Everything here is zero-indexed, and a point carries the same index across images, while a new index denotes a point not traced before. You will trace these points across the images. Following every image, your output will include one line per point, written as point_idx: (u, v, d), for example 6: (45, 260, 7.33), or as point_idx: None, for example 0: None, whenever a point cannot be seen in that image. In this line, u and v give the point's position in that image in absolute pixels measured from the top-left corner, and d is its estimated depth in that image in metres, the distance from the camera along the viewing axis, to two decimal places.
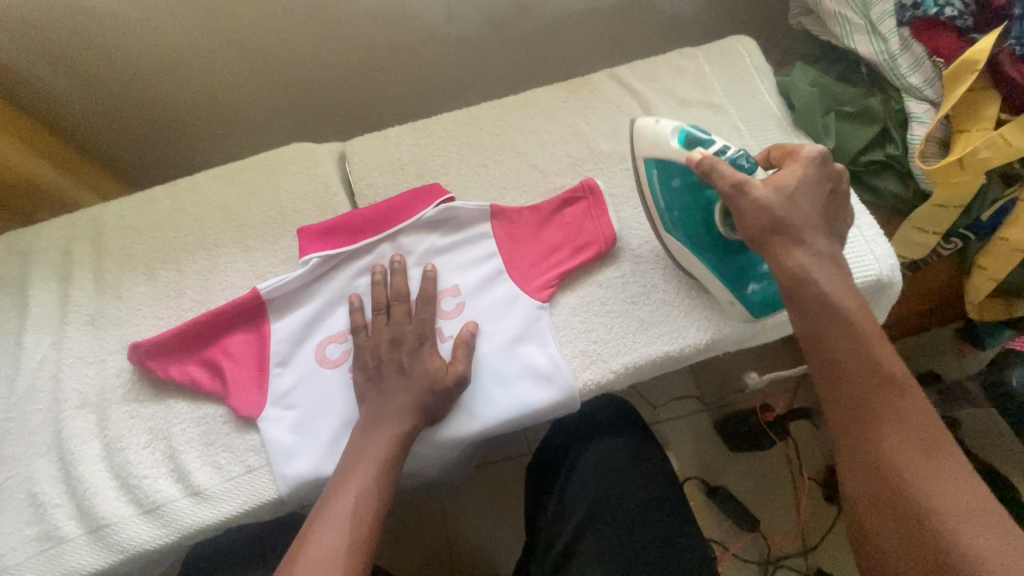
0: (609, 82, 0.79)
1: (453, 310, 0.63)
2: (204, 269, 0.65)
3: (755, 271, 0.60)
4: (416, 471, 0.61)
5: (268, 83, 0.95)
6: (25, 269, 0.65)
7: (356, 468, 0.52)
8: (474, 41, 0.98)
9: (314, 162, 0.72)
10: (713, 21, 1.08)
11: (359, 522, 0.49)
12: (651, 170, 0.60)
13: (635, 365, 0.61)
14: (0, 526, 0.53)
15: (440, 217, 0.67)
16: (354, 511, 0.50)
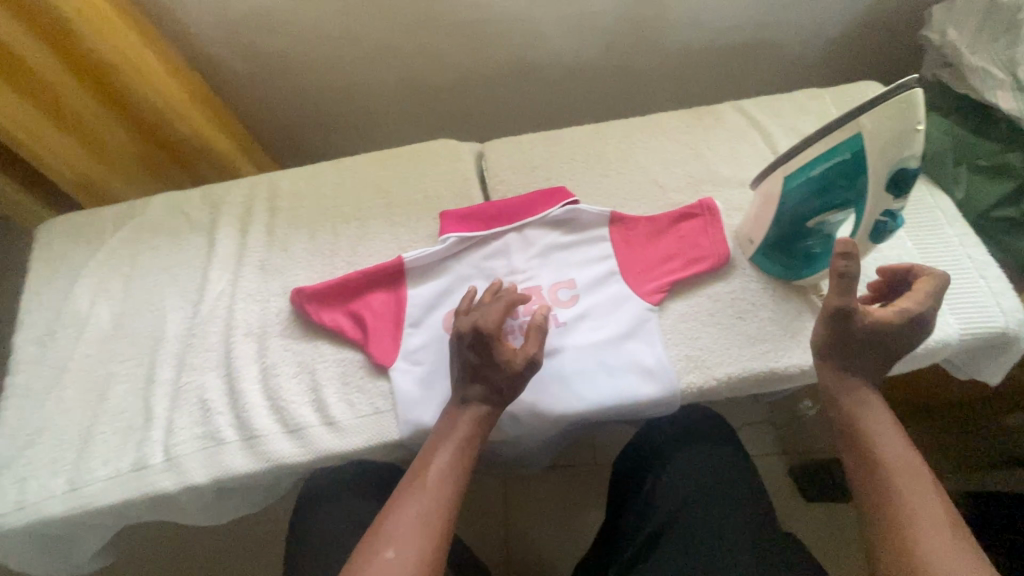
0: (733, 112, 0.83)
1: (568, 301, 0.69)
2: (356, 236, 0.74)
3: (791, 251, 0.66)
4: (513, 442, 0.67)
5: (410, 87, 1.08)
6: (213, 216, 0.77)
7: (448, 446, 0.55)
8: (600, 65, 1.06)
9: (457, 156, 0.80)
10: (836, 66, 1.10)
11: (441, 486, 0.53)
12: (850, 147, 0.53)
13: (737, 377, 0.64)
14: (175, 422, 0.63)
15: (564, 217, 0.73)
16: (438, 477, 0.54)
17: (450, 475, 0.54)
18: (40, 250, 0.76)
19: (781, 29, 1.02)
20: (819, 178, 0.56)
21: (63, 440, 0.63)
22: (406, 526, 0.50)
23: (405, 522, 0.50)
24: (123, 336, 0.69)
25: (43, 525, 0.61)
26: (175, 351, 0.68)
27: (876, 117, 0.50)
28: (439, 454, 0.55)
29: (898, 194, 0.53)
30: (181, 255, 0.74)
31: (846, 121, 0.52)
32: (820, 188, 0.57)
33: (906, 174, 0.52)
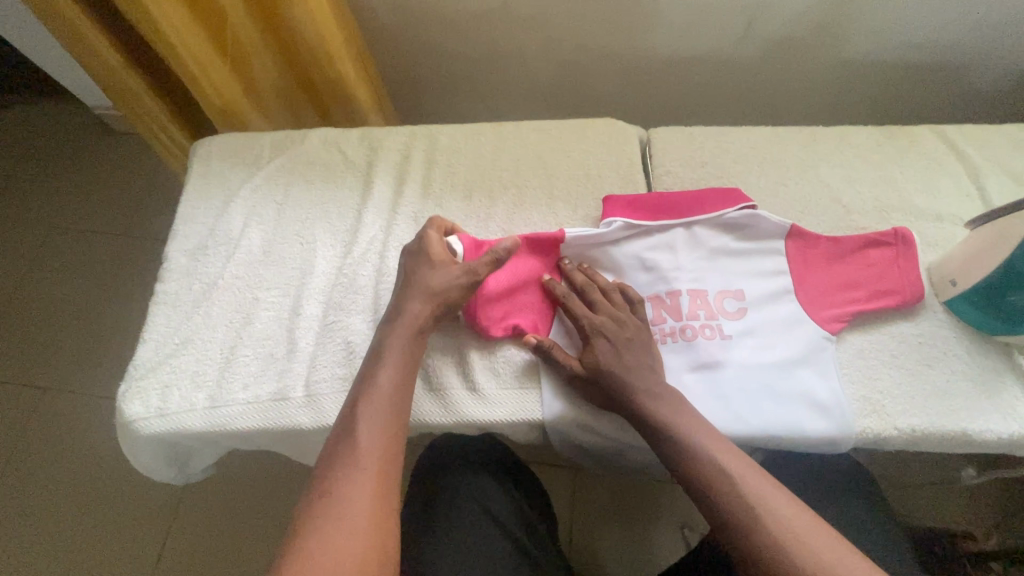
0: (930, 137, 0.75)
1: (735, 313, 0.63)
2: (512, 204, 0.71)
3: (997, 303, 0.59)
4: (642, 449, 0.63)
5: (557, 59, 1.04)
6: (369, 159, 0.75)
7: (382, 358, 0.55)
8: (761, 66, 0.99)
9: (624, 138, 0.76)
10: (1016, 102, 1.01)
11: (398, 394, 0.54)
12: None
13: (923, 431, 0.57)
14: (318, 359, 0.62)
15: (739, 221, 0.67)
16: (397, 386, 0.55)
17: (398, 392, 0.54)
18: (198, 166, 0.76)
19: (974, 55, 0.93)
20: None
21: (207, 357, 0.63)
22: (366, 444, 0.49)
23: (364, 437, 0.49)
24: (272, 264, 0.68)
25: (179, 437, 0.60)
26: (322, 288, 0.66)
27: None
28: (384, 370, 0.55)
29: None
30: (335, 192, 0.73)
31: None
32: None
33: None
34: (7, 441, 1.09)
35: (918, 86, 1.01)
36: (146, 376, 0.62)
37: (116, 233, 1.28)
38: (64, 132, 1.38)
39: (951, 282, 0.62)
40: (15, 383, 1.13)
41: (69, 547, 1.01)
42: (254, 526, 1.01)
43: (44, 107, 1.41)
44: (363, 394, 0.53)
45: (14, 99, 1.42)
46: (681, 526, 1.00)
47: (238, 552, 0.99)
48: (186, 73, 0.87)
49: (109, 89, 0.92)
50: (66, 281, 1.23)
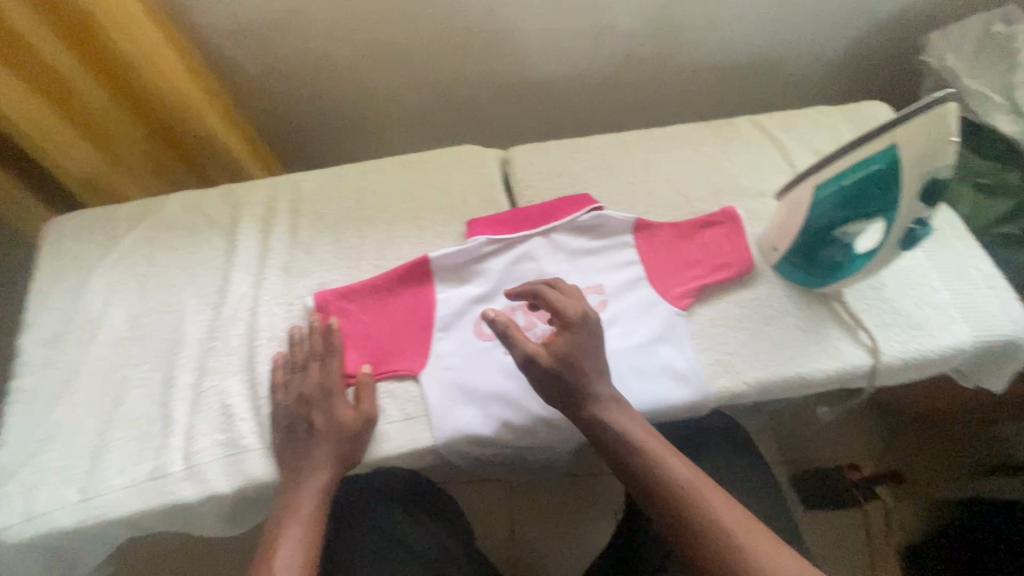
0: (750, 126, 0.85)
1: (598, 306, 0.69)
2: (381, 240, 0.73)
3: (811, 260, 0.68)
4: (530, 450, 0.65)
5: (424, 94, 1.07)
6: (234, 217, 0.75)
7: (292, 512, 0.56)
8: (614, 79, 1.08)
9: (482, 161, 0.80)
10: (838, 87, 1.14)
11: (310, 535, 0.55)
12: (882, 156, 0.55)
13: (767, 381, 0.65)
14: (196, 428, 0.61)
15: (590, 223, 0.73)
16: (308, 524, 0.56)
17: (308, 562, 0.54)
18: (47, 249, 0.72)
19: (787, 49, 1.05)
20: (852, 185, 0.58)
21: (73, 448, 0.60)
22: None
23: None
24: (138, 340, 0.66)
25: (51, 538, 0.57)
26: (195, 354, 0.65)
27: (908, 130, 0.53)
28: (293, 514, 0.56)
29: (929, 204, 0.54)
30: (200, 256, 0.72)
31: (880, 134, 0.55)
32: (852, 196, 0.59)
33: (936, 186, 0.53)
34: None
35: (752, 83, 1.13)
36: (7, 482, 0.58)
37: None
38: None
39: (774, 249, 0.70)
40: None
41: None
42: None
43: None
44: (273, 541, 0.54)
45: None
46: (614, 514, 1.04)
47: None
48: (32, 149, 0.83)
49: None
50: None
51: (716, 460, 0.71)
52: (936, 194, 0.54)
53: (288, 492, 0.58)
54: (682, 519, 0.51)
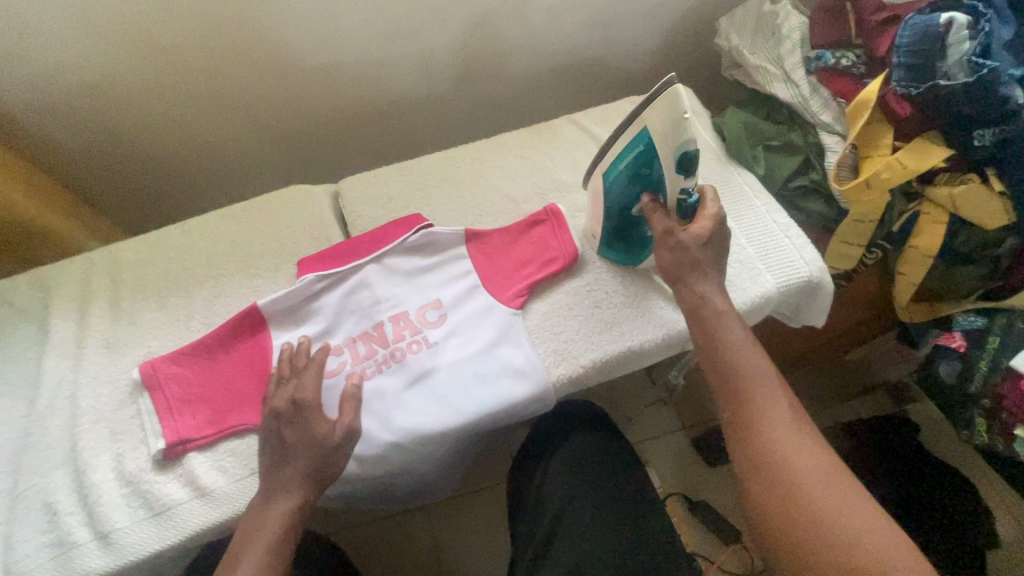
0: (569, 125, 0.91)
1: (437, 321, 0.70)
2: (211, 295, 0.72)
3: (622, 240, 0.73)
4: (389, 476, 0.66)
5: (263, 138, 1.05)
6: (45, 300, 0.71)
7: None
8: (454, 98, 1.10)
9: (311, 198, 0.80)
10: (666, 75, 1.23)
11: None
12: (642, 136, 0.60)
13: (602, 360, 0.69)
14: (16, 535, 0.57)
15: (420, 242, 0.75)
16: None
17: None
18: None
19: (609, 48, 1.12)
20: (630, 169, 0.64)
21: None
22: None
23: None
24: None
25: None
26: (9, 455, 0.61)
27: (658, 113, 0.58)
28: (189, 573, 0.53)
29: (686, 173, 0.61)
30: (9, 348, 0.67)
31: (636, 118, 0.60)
32: (634, 179, 0.64)
33: (689, 156, 0.59)
34: None
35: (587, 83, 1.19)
36: None
37: None
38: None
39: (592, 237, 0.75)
40: None
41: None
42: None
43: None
44: None
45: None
46: None
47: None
48: None
49: None
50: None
51: (584, 435, 0.73)
52: (690, 163, 0.60)
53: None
54: (767, 422, 0.52)
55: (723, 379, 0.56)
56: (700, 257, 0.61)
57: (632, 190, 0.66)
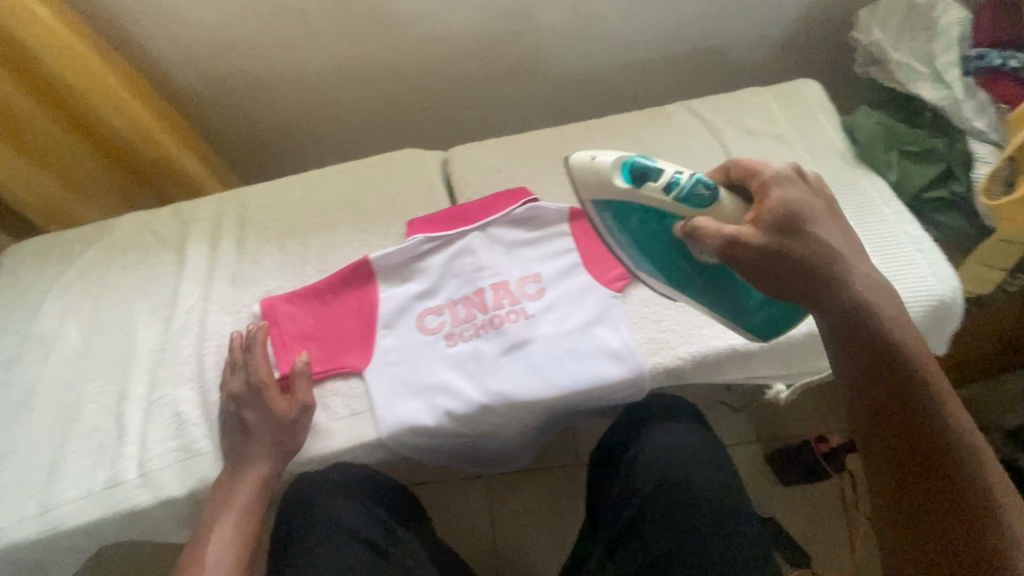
0: (684, 112, 0.87)
1: (535, 293, 0.71)
2: (326, 245, 0.76)
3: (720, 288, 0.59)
4: (476, 437, 0.67)
5: (374, 103, 1.09)
6: (183, 232, 0.77)
7: (228, 504, 0.60)
8: (561, 77, 1.09)
9: (423, 164, 0.83)
10: (787, 69, 1.15)
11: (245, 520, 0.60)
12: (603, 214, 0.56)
13: (701, 355, 0.67)
14: (149, 436, 0.63)
15: (526, 215, 0.75)
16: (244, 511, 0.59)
17: (241, 544, 0.59)
18: (4, 276, 0.75)
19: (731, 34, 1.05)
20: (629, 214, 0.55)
21: (33, 464, 0.62)
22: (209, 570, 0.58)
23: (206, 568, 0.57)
24: (93, 356, 0.69)
25: (14, 551, 0.59)
26: (147, 366, 0.67)
27: (596, 196, 0.55)
28: (234, 496, 0.59)
29: (666, 190, 0.53)
30: (150, 271, 0.74)
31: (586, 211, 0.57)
32: (647, 228, 0.56)
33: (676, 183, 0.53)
34: None
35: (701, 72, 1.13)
36: None
37: None
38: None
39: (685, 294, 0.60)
40: None
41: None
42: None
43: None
44: (213, 523, 0.59)
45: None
46: None
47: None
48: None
49: None
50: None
51: (677, 427, 0.69)
52: (678, 188, 0.53)
53: (223, 485, 0.60)
54: (906, 379, 0.46)
55: (856, 342, 0.48)
56: (795, 248, 0.49)
57: (652, 240, 0.57)
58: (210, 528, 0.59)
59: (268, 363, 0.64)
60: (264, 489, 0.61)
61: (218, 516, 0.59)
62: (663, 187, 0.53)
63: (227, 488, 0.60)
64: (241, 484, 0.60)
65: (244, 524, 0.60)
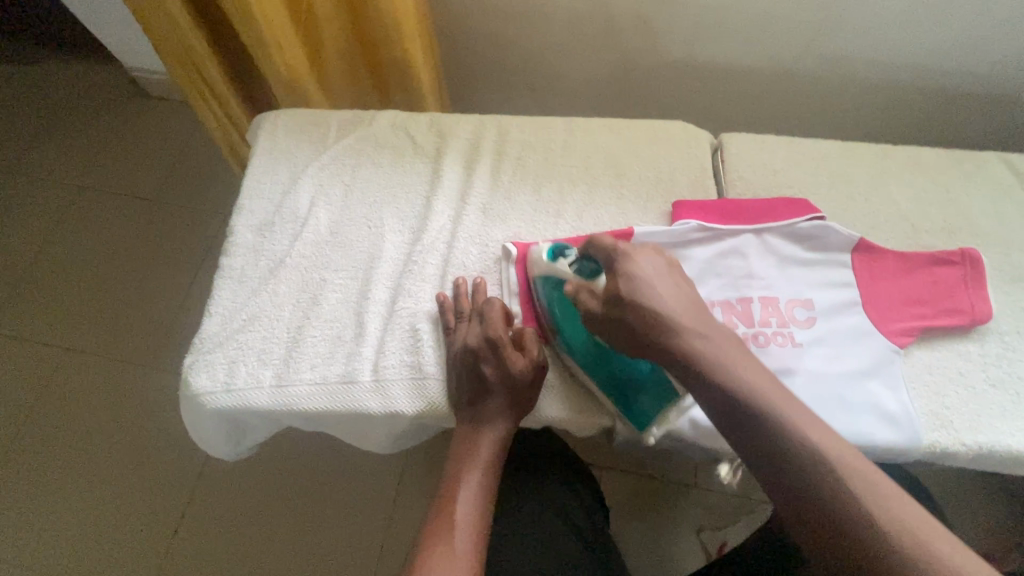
0: (999, 165, 0.75)
1: (805, 321, 0.64)
2: (581, 201, 0.71)
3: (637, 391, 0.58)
4: (705, 454, 0.61)
5: (616, 66, 1.00)
6: (439, 147, 0.74)
7: (471, 460, 0.56)
8: (831, 89, 0.96)
9: (695, 143, 0.75)
10: None
11: (489, 469, 0.56)
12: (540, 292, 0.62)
13: (990, 449, 0.58)
14: (386, 344, 0.61)
15: (810, 232, 0.67)
16: (490, 458, 0.56)
17: (487, 498, 0.54)
18: (263, 140, 0.74)
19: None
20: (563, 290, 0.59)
21: (274, 334, 0.62)
22: (459, 514, 0.52)
23: (458, 512, 0.52)
24: (339, 246, 0.67)
25: (244, 413, 0.60)
26: (391, 273, 0.66)
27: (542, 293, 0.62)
28: (481, 441, 0.56)
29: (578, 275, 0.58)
30: (403, 178, 0.72)
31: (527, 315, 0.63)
32: (563, 298, 0.60)
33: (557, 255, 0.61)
34: (47, 404, 1.10)
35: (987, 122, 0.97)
36: (213, 350, 0.61)
37: (158, 208, 1.29)
38: (114, 98, 1.41)
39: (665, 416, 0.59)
40: (54, 347, 1.15)
41: (88, 506, 1.02)
42: (269, 515, 1.01)
43: (96, 70, 1.44)
44: (465, 464, 0.56)
45: (61, 61, 1.45)
46: (697, 528, 1.02)
47: (250, 542, 0.99)
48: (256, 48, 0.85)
49: (168, 45, 0.87)
50: (108, 246, 1.25)
51: None
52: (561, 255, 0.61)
53: (464, 437, 0.57)
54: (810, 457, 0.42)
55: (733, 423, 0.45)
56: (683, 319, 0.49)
57: (573, 318, 0.60)
58: (454, 485, 0.54)
59: (501, 316, 0.59)
60: (502, 451, 0.57)
61: (464, 468, 0.55)
62: (570, 265, 0.60)
63: (470, 442, 0.56)
64: (483, 439, 0.57)
65: (485, 487, 0.55)
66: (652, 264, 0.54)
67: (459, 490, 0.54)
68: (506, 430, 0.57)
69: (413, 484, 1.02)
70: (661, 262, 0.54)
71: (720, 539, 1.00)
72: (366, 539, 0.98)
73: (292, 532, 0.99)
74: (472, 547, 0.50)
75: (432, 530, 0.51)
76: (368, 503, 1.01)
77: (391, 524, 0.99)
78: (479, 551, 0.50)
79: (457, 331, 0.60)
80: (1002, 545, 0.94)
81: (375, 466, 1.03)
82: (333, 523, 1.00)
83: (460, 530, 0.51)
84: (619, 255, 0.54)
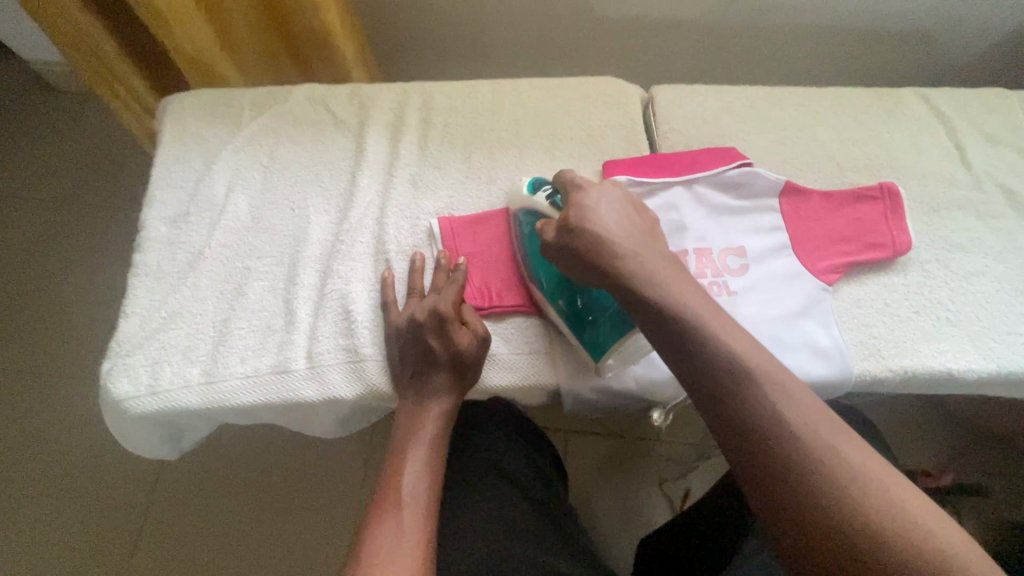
0: (915, 99, 0.77)
1: (738, 269, 0.64)
2: (513, 164, 0.69)
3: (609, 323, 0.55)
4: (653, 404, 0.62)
5: (545, 22, 0.97)
6: (362, 119, 0.71)
7: (417, 434, 0.55)
8: (759, 37, 0.96)
9: (625, 96, 0.74)
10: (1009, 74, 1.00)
11: (437, 440, 0.55)
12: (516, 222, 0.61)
13: (917, 372, 0.61)
14: (317, 328, 0.59)
15: (737, 180, 0.67)
16: (435, 429, 0.55)
17: (436, 470, 0.54)
18: (169, 125, 0.69)
19: (973, 23, 0.91)
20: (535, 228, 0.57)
21: (199, 330, 0.59)
22: (408, 490, 0.51)
23: (406, 487, 0.51)
24: (262, 232, 0.64)
25: (173, 415, 0.57)
26: (319, 255, 0.63)
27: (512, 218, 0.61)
28: (426, 413, 0.55)
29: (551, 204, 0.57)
30: (326, 153, 0.69)
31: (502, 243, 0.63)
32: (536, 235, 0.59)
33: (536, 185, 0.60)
34: None
35: (911, 59, 0.99)
36: (133, 353, 0.58)
37: (80, 211, 1.20)
38: (13, 97, 1.29)
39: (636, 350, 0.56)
40: None
41: (35, 526, 0.98)
42: (235, 520, 0.98)
43: None
44: (410, 437, 0.54)
45: None
46: (660, 482, 1.05)
47: (216, 549, 0.96)
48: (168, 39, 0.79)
49: (59, 36, 0.80)
50: (27, 258, 1.16)
51: None
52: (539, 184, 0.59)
53: (408, 412, 0.56)
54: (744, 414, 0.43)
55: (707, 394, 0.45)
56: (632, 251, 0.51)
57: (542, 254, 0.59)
58: (400, 463, 0.53)
59: (453, 292, 0.58)
60: (447, 430, 0.56)
61: (410, 443, 0.54)
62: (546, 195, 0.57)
63: (412, 419, 0.55)
64: (428, 412, 0.56)
65: (434, 466, 0.54)
66: (608, 198, 0.54)
67: (408, 464, 0.53)
68: (450, 406, 0.56)
69: (377, 468, 1.00)
70: (619, 195, 0.55)
71: (684, 489, 1.04)
72: (338, 529, 0.97)
73: (259, 533, 0.97)
74: (420, 522, 0.49)
75: (379, 508, 0.50)
76: (335, 496, 0.99)
77: (361, 512, 0.98)
78: (429, 530, 0.49)
79: (397, 314, 0.58)
80: (939, 464, 1.00)
81: (338, 453, 1.02)
82: (301, 518, 0.98)
83: (407, 508, 0.50)
84: (572, 185, 0.55)
